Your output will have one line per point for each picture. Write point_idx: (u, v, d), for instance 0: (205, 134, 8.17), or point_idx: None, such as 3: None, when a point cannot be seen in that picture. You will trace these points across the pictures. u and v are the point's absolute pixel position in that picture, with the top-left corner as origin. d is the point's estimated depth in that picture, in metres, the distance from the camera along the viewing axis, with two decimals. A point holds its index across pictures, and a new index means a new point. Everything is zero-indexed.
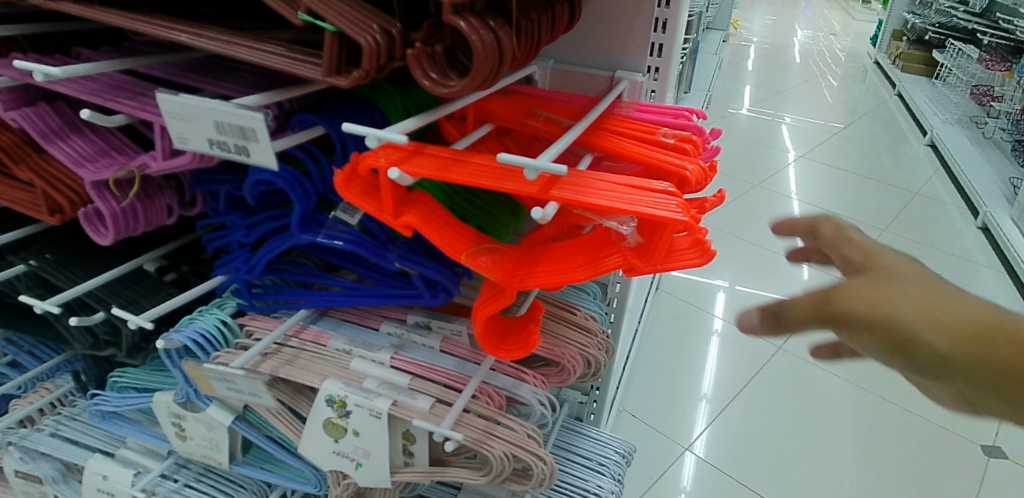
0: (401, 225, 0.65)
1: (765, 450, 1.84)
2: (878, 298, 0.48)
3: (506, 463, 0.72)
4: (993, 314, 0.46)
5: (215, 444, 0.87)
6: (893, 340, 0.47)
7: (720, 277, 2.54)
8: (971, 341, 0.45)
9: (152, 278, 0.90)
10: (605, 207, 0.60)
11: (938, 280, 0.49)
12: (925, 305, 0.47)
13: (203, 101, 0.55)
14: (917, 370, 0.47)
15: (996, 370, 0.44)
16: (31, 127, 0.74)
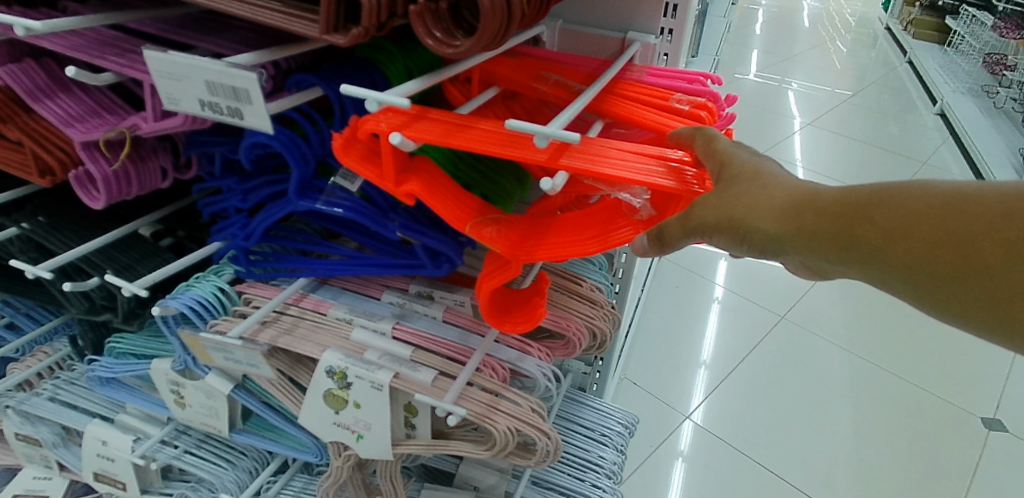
0: (402, 193, 0.62)
1: (765, 419, 1.85)
2: (719, 201, 0.49)
3: (509, 437, 0.71)
4: (816, 190, 0.47)
5: (214, 412, 0.86)
6: (736, 235, 0.49)
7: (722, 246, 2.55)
8: (802, 219, 0.46)
9: (148, 243, 0.88)
10: (618, 179, 0.57)
11: (772, 173, 0.50)
12: (755, 197, 0.48)
13: (193, 59, 0.52)
14: (766, 258, 0.49)
15: (825, 241, 0.45)
16: (18, 85, 0.71)
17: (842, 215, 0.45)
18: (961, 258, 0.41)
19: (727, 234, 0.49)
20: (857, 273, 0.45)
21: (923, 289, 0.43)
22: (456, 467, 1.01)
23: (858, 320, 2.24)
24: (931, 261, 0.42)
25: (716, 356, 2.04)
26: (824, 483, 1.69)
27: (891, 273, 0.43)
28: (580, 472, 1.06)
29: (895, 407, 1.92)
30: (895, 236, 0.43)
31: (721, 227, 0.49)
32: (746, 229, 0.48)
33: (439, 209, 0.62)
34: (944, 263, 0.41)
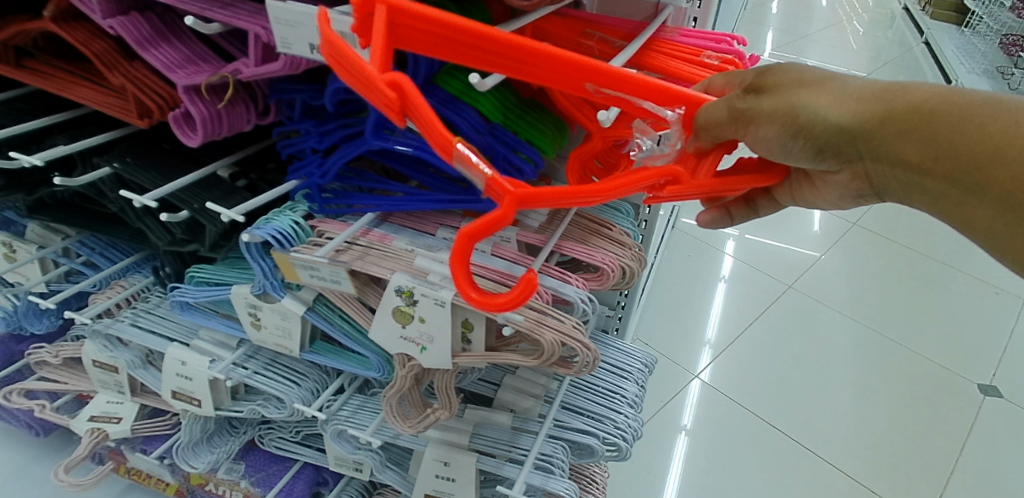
0: (390, 90, 0.57)
1: (771, 379, 1.96)
2: (784, 94, 0.58)
3: (555, 348, 0.83)
4: (876, 91, 0.58)
5: (288, 333, 0.97)
6: (795, 126, 0.58)
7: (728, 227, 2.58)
8: (865, 113, 0.57)
9: (226, 183, 0.97)
10: (649, 83, 0.61)
11: (833, 75, 0.60)
12: (820, 92, 0.58)
13: (308, 7, 0.62)
14: (819, 146, 0.58)
15: (881, 132, 0.57)
16: (128, 35, 0.79)
17: (900, 114, 0.57)
18: (996, 161, 0.56)
19: (789, 125, 0.58)
20: (901, 167, 0.58)
21: (959, 183, 0.58)
22: (493, 392, 1.14)
23: (860, 291, 2.35)
24: (976, 159, 0.57)
25: (727, 320, 2.15)
26: (824, 438, 1.81)
27: (938, 165, 0.58)
28: (603, 402, 1.17)
29: (895, 371, 2.04)
30: (948, 138, 0.57)
31: (785, 118, 0.58)
32: (810, 120, 0.58)
33: (425, 108, 0.56)
34: (980, 162, 0.57)
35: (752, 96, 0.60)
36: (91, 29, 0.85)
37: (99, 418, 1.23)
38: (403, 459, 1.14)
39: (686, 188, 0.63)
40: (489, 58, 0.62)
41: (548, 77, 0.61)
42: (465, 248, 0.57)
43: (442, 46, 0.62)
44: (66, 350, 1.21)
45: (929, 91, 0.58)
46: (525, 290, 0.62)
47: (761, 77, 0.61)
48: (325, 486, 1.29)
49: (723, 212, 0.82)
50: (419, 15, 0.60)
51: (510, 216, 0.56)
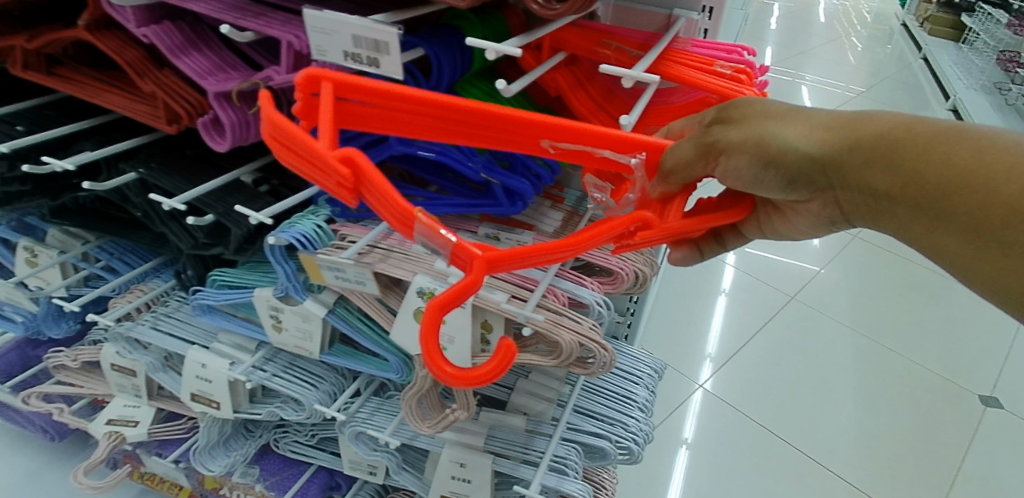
0: (344, 166, 0.57)
1: (775, 389, 1.98)
2: (752, 125, 0.61)
3: (573, 348, 0.85)
4: (842, 121, 0.60)
5: (308, 335, 0.98)
6: (762, 155, 0.60)
7: None
8: (830, 143, 0.59)
9: (249, 189, 0.98)
10: (606, 134, 0.63)
11: (802, 108, 0.62)
12: (786, 123, 0.61)
13: (343, 16, 0.64)
14: (787, 173, 0.60)
15: (848, 161, 0.59)
16: (161, 43, 0.81)
17: (865, 143, 0.58)
18: (964, 191, 0.56)
19: (757, 155, 0.61)
20: (870, 195, 0.60)
21: (929, 212, 0.57)
22: (507, 396, 1.16)
23: (863, 303, 2.37)
24: (944, 188, 0.56)
25: (731, 331, 2.17)
26: (829, 447, 1.82)
27: (907, 193, 0.58)
28: (614, 406, 1.19)
29: (898, 382, 2.05)
30: (915, 166, 0.57)
31: (754, 148, 0.61)
32: (777, 150, 0.60)
33: (383, 180, 0.56)
34: (948, 192, 0.56)
35: (722, 128, 0.63)
36: (122, 37, 0.87)
37: (116, 421, 1.23)
38: (419, 460, 1.16)
39: (658, 233, 0.64)
40: (436, 121, 0.64)
41: (505, 133, 0.64)
42: (436, 318, 0.56)
43: (387, 109, 0.64)
44: (83, 354, 1.21)
45: (895, 119, 0.59)
46: (505, 356, 0.58)
47: (727, 110, 0.64)
48: (337, 491, 1.29)
49: (694, 248, 0.81)
50: (365, 88, 0.62)
51: (481, 279, 0.57)
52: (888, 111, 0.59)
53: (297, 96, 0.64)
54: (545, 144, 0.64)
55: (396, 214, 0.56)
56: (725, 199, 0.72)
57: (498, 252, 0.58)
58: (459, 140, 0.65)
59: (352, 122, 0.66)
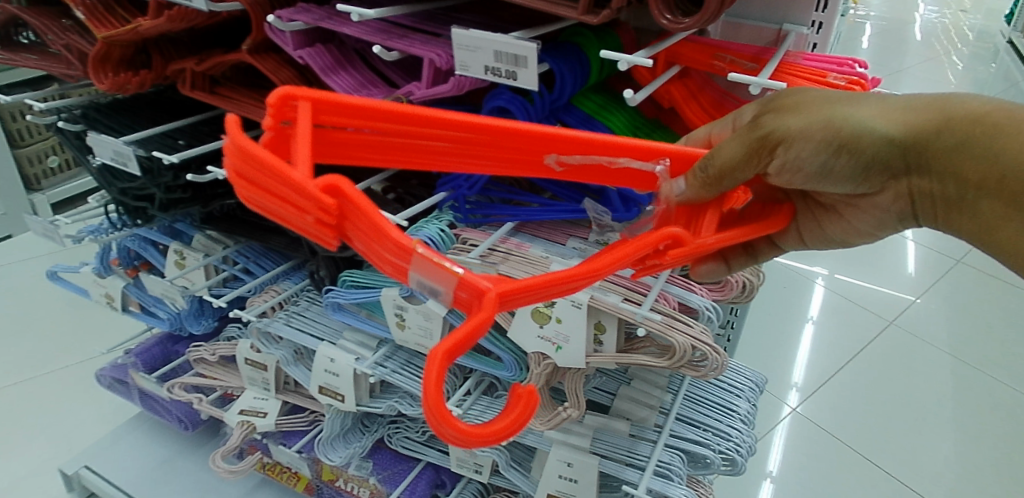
0: (328, 196, 0.53)
1: (872, 414, 1.90)
2: (824, 109, 0.63)
3: (686, 351, 0.88)
4: (922, 108, 0.64)
5: (429, 333, 1.04)
6: (837, 140, 0.62)
7: (819, 265, 2.55)
8: (911, 127, 0.63)
9: (378, 196, 1.09)
10: (624, 144, 0.66)
11: (871, 96, 0.65)
12: (860, 109, 0.64)
13: (488, 34, 0.72)
14: (864, 155, 0.64)
15: (929, 145, 0.64)
16: (315, 63, 0.91)
17: (951, 125, 0.63)
18: None
19: (826, 140, 0.62)
20: (948, 179, 0.65)
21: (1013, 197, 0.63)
22: (610, 401, 1.19)
23: (970, 330, 2.25)
24: None
25: (825, 354, 2.11)
26: (935, 476, 1.73)
27: (993, 178, 0.63)
28: (716, 414, 1.21)
29: (1010, 414, 1.93)
30: (1005, 151, 0.62)
31: (823, 134, 0.62)
32: (851, 135, 0.62)
33: (373, 209, 0.54)
34: None
35: (782, 116, 0.64)
36: (278, 59, 0.98)
37: (247, 412, 1.32)
38: (526, 460, 1.21)
39: (690, 250, 0.66)
40: (425, 137, 0.65)
41: (513, 152, 0.67)
42: (442, 371, 0.52)
43: (373, 126, 0.63)
44: (221, 349, 1.31)
45: (980, 104, 0.64)
46: (528, 402, 0.58)
47: (781, 101, 0.65)
48: (442, 489, 1.35)
49: (721, 261, 0.85)
50: (352, 108, 0.62)
51: (492, 317, 0.55)
52: (971, 95, 0.64)
53: (267, 123, 0.61)
54: (551, 159, 0.68)
55: (390, 247, 0.54)
56: (752, 209, 0.79)
57: (508, 285, 0.56)
58: (459, 163, 0.67)
59: (326, 153, 0.65)
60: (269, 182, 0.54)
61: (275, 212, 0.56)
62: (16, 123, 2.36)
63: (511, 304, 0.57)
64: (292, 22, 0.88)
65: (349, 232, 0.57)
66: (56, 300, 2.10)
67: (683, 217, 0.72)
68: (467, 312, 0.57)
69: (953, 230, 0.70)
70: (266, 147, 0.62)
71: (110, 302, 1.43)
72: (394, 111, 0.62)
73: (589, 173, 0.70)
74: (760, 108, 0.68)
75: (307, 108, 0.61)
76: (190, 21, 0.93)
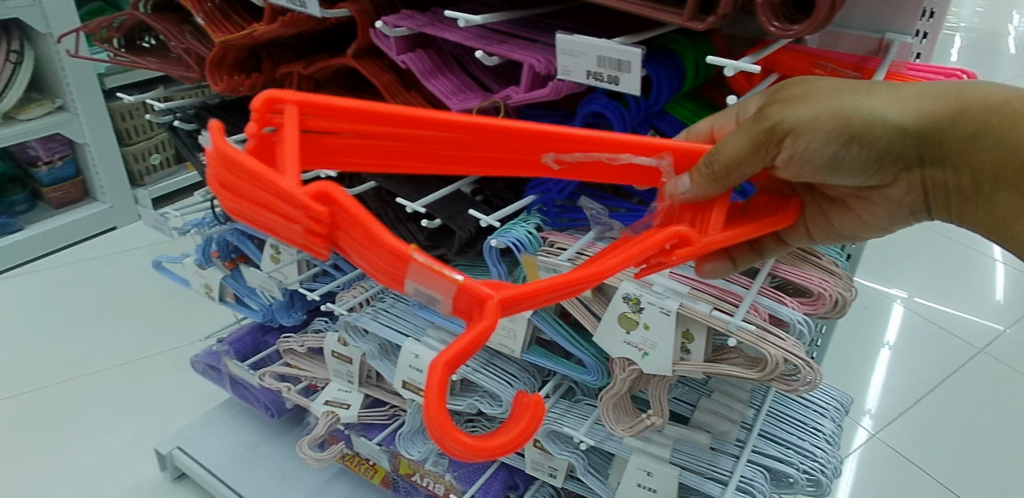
0: (319, 204, 0.53)
1: (959, 445, 1.79)
2: (833, 100, 0.63)
3: (778, 363, 0.86)
4: (937, 98, 0.63)
5: (512, 334, 1.06)
6: (847, 130, 0.63)
7: (897, 287, 2.40)
8: (925, 117, 0.63)
9: (467, 198, 1.10)
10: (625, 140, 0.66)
11: (883, 85, 0.65)
12: (871, 98, 0.63)
13: (592, 40, 0.73)
14: (875, 145, 0.64)
15: (941, 135, 0.63)
16: (416, 67, 0.94)
17: (966, 115, 0.63)
18: None
19: (834, 131, 0.62)
20: (962, 168, 0.65)
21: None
22: (691, 412, 1.17)
23: None
24: None
25: (908, 378, 2.00)
26: None
27: (1008, 166, 0.63)
28: (799, 432, 1.17)
29: None
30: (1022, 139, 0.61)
31: (832, 124, 0.62)
32: (862, 124, 0.62)
33: (364, 215, 0.52)
34: None
35: (788, 106, 0.64)
36: (379, 63, 1.02)
37: (332, 403, 1.37)
38: (603, 467, 1.20)
39: (696, 249, 0.66)
40: (419, 137, 0.64)
41: (509, 151, 0.66)
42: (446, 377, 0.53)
43: (364, 128, 0.63)
44: (309, 341, 1.37)
45: (1000, 92, 0.63)
46: (534, 414, 0.60)
47: (788, 91, 0.65)
48: (514, 491, 1.36)
49: (728, 259, 0.85)
50: (337, 110, 0.61)
51: (494, 325, 0.55)
52: (989, 82, 0.63)
53: (250, 129, 0.61)
54: (549, 159, 0.67)
55: (383, 253, 0.53)
56: (762, 203, 0.79)
57: (510, 293, 0.56)
58: (452, 162, 0.67)
59: (317, 159, 0.65)
60: (258, 193, 0.54)
61: (264, 222, 0.56)
62: (126, 122, 2.58)
63: (515, 309, 0.57)
64: (396, 29, 0.92)
65: (341, 241, 0.56)
66: (154, 291, 2.24)
67: (688, 215, 0.72)
68: (468, 320, 0.57)
69: (966, 223, 0.71)
70: (251, 155, 0.63)
71: (208, 292, 1.52)
72: (384, 113, 0.62)
73: (589, 170, 0.70)
74: (767, 99, 0.68)
75: (295, 112, 0.60)
76: (301, 27, 0.98)
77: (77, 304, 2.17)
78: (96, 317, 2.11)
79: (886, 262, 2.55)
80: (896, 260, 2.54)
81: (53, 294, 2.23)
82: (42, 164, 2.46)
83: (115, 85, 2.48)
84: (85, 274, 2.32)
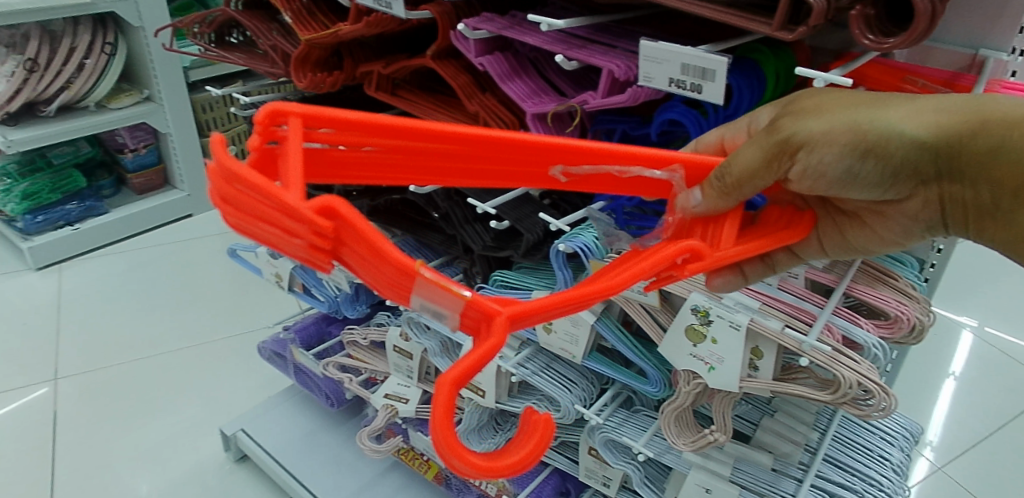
0: (323, 218, 0.50)
1: None
2: (846, 114, 0.62)
3: (851, 387, 0.82)
4: (957, 112, 0.62)
5: (574, 340, 1.06)
6: (861, 145, 0.62)
7: (967, 315, 2.28)
8: (943, 131, 0.62)
9: (535, 201, 1.10)
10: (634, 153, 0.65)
11: (899, 98, 0.64)
12: (886, 112, 0.62)
13: (676, 46, 0.73)
14: (891, 160, 0.63)
15: (960, 150, 0.62)
16: (494, 70, 0.95)
17: (987, 130, 0.61)
18: None
19: (849, 145, 0.62)
20: (980, 182, 0.64)
21: None
22: (752, 431, 1.14)
23: None
24: None
25: (978, 410, 1.90)
26: None
27: None
28: (865, 460, 1.12)
29: None
30: None
31: (846, 137, 0.62)
32: (877, 139, 0.62)
33: (371, 231, 0.51)
34: None
35: (800, 120, 0.63)
36: (456, 65, 1.03)
37: (391, 396, 1.40)
38: (659, 480, 1.19)
39: (707, 263, 0.66)
40: (425, 151, 0.63)
41: (514, 164, 0.66)
42: (452, 398, 0.53)
43: (372, 140, 0.61)
44: (372, 334, 1.40)
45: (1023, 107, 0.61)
46: (544, 431, 0.60)
47: (800, 104, 0.64)
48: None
49: (737, 273, 0.82)
50: (345, 123, 0.59)
51: (502, 341, 0.55)
52: (1012, 96, 0.62)
53: (254, 141, 0.58)
54: (557, 171, 0.67)
55: (389, 268, 0.52)
56: (784, 215, 0.76)
57: (516, 309, 0.56)
58: (458, 174, 0.66)
59: (325, 174, 0.63)
60: (259, 206, 0.52)
61: (265, 238, 0.53)
62: (206, 114, 2.71)
63: (522, 324, 0.57)
64: (477, 31, 0.93)
65: (344, 255, 0.54)
66: (223, 277, 2.33)
67: (699, 228, 0.71)
68: (474, 334, 0.57)
69: (984, 238, 0.70)
70: (252, 169, 0.60)
71: (278, 281, 1.57)
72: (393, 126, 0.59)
73: (598, 182, 0.70)
74: (779, 111, 0.67)
75: (298, 125, 0.58)
76: (384, 27, 1.00)
77: (153, 286, 2.28)
78: (169, 300, 2.22)
79: (961, 288, 2.43)
80: (972, 286, 2.42)
81: (131, 275, 2.34)
82: (128, 151, 2.59)
83: (199, 78, 2.61)
84: (161, 257, 2.44)
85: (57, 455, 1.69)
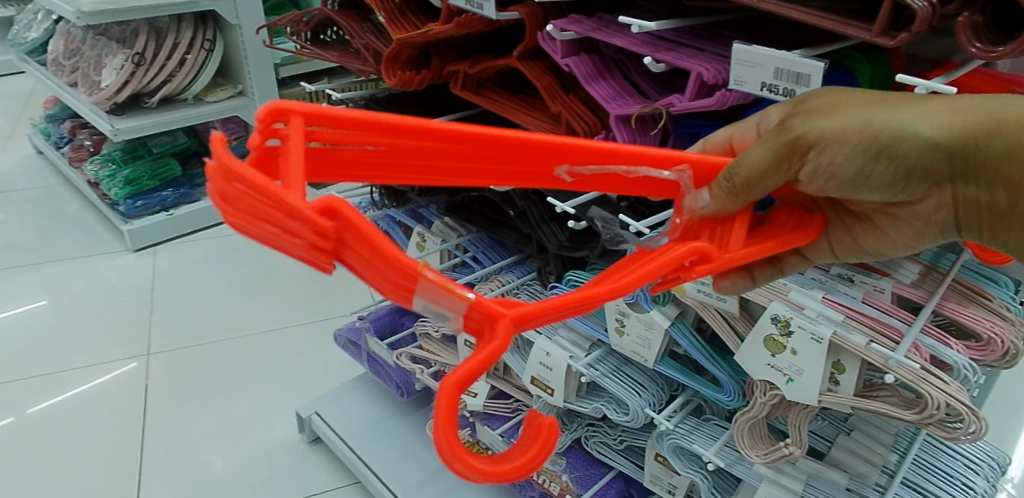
0: (326, 219, 0.49)
1: None
2: (859, 113, 0.63)
3: (938, 408, 0.79)
4: (972, 112, 0.63)
5: (647, 344, 1.05)
6: (875, 144, 0.63)
7: None
8: (957, 132, 0.63)
9: (612, 203, 1.10)
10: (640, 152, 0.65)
11: (910, 98, 0.64)
12: (897, 111, 0.63)
13: (771, 50, 0.72)
14: (906, 159, 0.64)
15: (972, 150, 0.63)
16: (579, 71, 0.96)
17: (999, 131, 0.62)
18: None
19: (864, 143, 0.63)
20: (992, 182, 0.65)
21: None
22: (827, 449, 1.10)
23: None
24: None
25: None
26: None
27: None
28: (947, 487, 1.07)
29: None
30: None
31: (859, 136, 0.63)
32: (892, 138, 0.62)
33: (377, 233, 0.49)
34: None
35: (812, 118, 0.64)
36: (541, 65, 1.04)
37: None
38: (727, 491, 1.16)
39: (716, 266, 0.65)
40: (424, 155, 0.62)
41: (516, 163, 0.65)
42: (454, 402, 0.53)
43: (369, 142, 0.60)
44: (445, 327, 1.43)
45: None
46: (549, 436, 0.59)
47: (811, 104, 0.65)
48: None
49: (746, 275, 0.82)
50: (345, 121, 0.58)
51: (506, 344, 0.55)
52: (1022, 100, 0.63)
53: (254, 140, 0.56)
54: (562, 171, 0.65)
55: (391, 269, 0.51)
56: (791, 218, 0.76)
57: (521, 311, 0.56)
58: (457, 175, 0.64)
59: (326, 174, 0.61)
60: (259, 206, 0.49)
61: (263, 240, 0.51)
62: None
63: (528, 327, 0.57)
64: (564, 32, 0.94)
65: (346, 256, 0.52)
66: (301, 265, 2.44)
67: (707, 230, 0.71)
68: (477, 337, 0.57)
69: (993, 238, 0.71)
70: (253, 168, 0.57)
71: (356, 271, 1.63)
72: (393, 124, 0.58)
73: (602, 182, 0.69)
74: (788, 110, 0.68)
75: (298, 124, 0.57)
76: (473, 27, 1.03)
77: (236, 271, 2.41)
78: (251, 285, 2.33)
79: None
80: None
81: (217, 260, 2.48)
82: None
83: (288, 74, 2.74)
84: (245, 245, 2.56)
85: (146, 425, 1.80)
